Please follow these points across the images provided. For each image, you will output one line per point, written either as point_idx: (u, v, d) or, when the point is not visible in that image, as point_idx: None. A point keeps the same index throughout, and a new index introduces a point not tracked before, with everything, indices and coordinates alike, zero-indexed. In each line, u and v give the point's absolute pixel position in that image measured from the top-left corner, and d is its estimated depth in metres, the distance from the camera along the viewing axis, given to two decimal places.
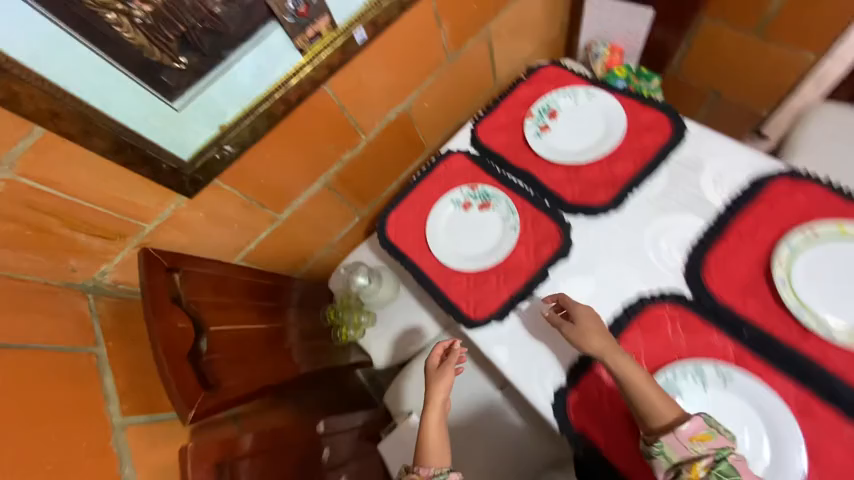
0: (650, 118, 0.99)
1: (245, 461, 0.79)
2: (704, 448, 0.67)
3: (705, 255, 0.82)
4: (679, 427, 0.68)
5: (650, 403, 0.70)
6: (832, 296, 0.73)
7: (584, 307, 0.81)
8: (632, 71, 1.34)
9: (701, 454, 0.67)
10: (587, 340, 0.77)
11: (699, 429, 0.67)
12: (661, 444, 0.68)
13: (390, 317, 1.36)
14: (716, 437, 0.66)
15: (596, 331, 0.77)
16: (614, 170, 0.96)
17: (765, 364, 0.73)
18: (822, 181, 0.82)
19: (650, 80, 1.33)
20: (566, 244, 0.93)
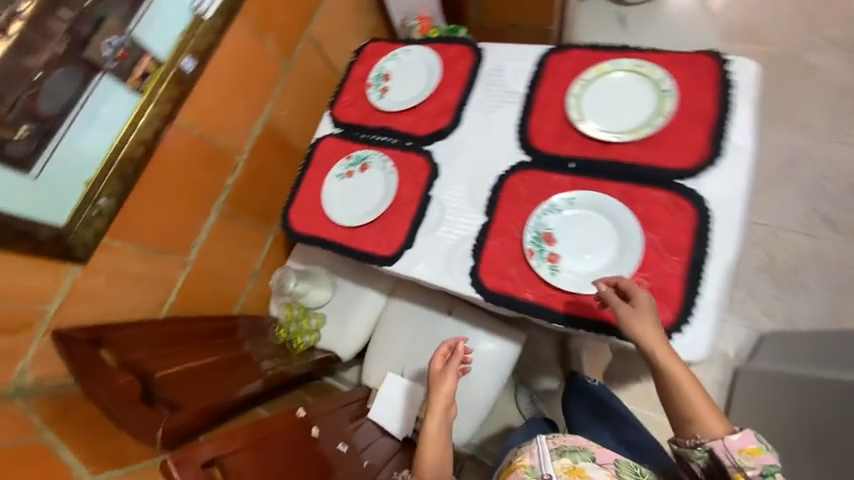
0: (455, 51, 1.22)
1: (231, 457, 0.83)
2: (753, 461, 0.74)
3: (527, 128, 1.06)
4: (729, 439, 0.76)
5: (694, 405, 0.79)
6: (612, 114, 0.97)
7: (645, 296, 0.81)
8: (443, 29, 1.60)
9: (747, 467, 0.74)
10: (638, 326, 0.80)
11: (743, 441, 0.75)
12: (706, 453, 0.78)
13: (337, 308, 1.44)
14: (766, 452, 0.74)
15: (651, 322, 0.80)
16: (446, 98, 1.17)
17: (593, 179, 0.95)
18: (578, 44, 1.08)
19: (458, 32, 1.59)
20: (434, 166, 1.11)
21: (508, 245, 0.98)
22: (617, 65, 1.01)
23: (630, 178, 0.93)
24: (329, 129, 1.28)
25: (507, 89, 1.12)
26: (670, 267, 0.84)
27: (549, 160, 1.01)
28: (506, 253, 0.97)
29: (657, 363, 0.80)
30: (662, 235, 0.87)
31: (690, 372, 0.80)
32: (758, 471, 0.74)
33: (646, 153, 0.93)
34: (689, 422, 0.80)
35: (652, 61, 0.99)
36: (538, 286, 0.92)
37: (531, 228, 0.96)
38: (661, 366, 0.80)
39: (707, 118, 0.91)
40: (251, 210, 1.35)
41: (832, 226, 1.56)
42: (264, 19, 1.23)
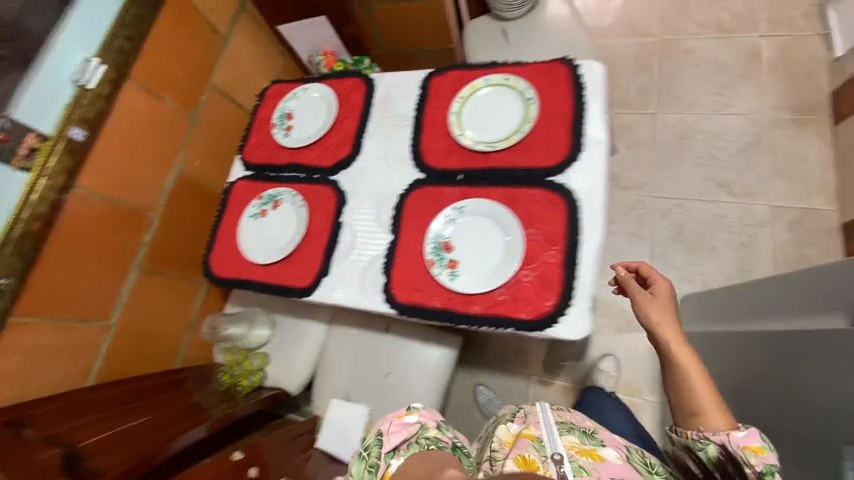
0: (349, 84, 1.29)
1: None
2: (755, 459, 0.78)
3: (419, 147, 1.13)
4: (737, 435, 0.81)
5: (700, 396, 0.86)
6: (486, 125, 1.07)
7: (664, 285, 0.97)
8: (347, 62, 1.69)
9: (751, 463, 0.78)
10: (652, 308, 0.94)
11: (753, 439, 0.79)
12: (707, 443, 0.83)
13: (280, 343, 1.45)
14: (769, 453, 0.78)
15: (667, 307, 0.94)
16: (345, 129, 1.24)
17: (478, 186, 1.03)
18: (453, 65, 1.19)
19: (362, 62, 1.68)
20: (340, 193, 1.16)
21: (411, 258, 1.02)
22: (487, 81, 1.11)
23: (509, 180, 1.01)
24: (240, 171, 1.32)
25: (398, 114, 1.20)
26: (550, 255, 0.92)
27: (441, 174, 1.08)
28: (409, 266, 1.02)
29: (666, 348, 0.91)
30: (541, 228, 0.95)
31: (700, 364, 0.89)
32: (760, 468, 0.77)
33: (520, 156, 1.03)
34: (692, 414, 0.86)
35: (516, 73, 1.10)
36: (441, 293, 0.97)
37: (430, 239, 1.01)
38: (669, 351, 0.90)
39: (566, 119, 1.02)
40: (174, 261, 1.37)
41: (728, 190, 1.71)
42: (158, 78, 1.27)
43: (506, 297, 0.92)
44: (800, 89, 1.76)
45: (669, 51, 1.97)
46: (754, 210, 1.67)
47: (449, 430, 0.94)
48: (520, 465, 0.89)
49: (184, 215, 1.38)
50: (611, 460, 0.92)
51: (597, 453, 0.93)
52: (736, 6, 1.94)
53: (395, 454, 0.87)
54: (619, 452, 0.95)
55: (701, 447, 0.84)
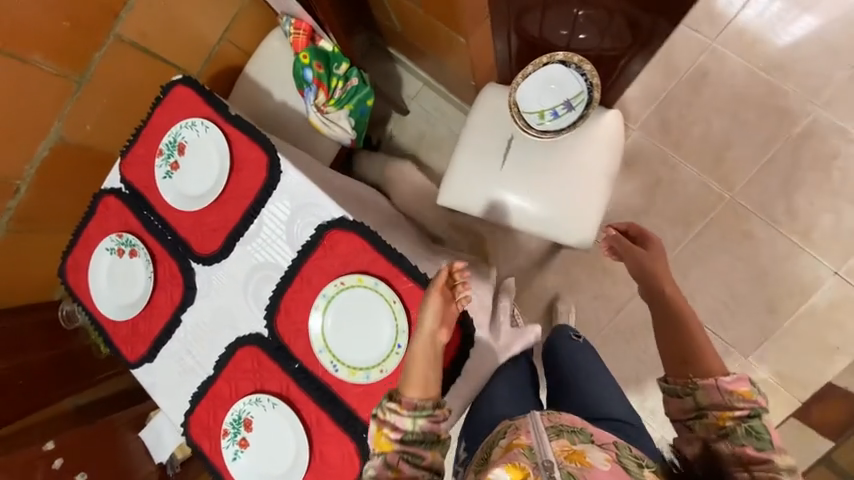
0: (252, 155, 1.00)
1: None
2: (742, 403, 0.76)
3: (276, 304, 0.96)
4: (725, 379, 0.78)
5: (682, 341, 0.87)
6: (343, 339, 0.90)
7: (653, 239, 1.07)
8: (320, 55, 1.25)
9: (736, 406, 0.76)
10: (643, 257, 1.04)
11: (742, 385, 0.77)
12: (696, 386, 0.80)
13: None
14: (757, 398, 0.76)
15: (657, 257, 1.03)
16: (226, 214, 1.02)
17: (301, 392, 0.94)
18: (362, 228, 0.91)
19: (338, 65, 1.28)
20: (190, 291, 1.04)
21: (215, 410, 1.01)
22: (373, 286, 0.88)
23: (330, 409, 0.91)
24: (118, 184, 1.13)
25: (281, 241, 0.98)
26: None
27: (281, 349, 0.96)
28: (211, 416, 1.01)
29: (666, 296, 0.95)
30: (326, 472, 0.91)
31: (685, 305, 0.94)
32: (746, 412, 0.76)
33: (352, 394, 0.90)
34: (681, 366, 0.85)
35: (408, 300, 0.87)
36: (220, 457, 1.00)
37: (238, 408, 0.97)
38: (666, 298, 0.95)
39: None
40: (47, 223, 1.27)
41: (641, 399, 1.60)
42: (28, 30, 0.97)
43: None
44: (805, 358, 1.45)
45: (728, 221, 1.52)
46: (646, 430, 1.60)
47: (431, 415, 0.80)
48: (509, 472, 0.73)
49: (62, 183, 1.23)
50: (599, 466, 0.73)
51: (586, 457, 0.75)
52: (847, 215, 1.43)
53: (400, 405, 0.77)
54: (607, 453, 0.78)
55: (689, 390, 0.81)
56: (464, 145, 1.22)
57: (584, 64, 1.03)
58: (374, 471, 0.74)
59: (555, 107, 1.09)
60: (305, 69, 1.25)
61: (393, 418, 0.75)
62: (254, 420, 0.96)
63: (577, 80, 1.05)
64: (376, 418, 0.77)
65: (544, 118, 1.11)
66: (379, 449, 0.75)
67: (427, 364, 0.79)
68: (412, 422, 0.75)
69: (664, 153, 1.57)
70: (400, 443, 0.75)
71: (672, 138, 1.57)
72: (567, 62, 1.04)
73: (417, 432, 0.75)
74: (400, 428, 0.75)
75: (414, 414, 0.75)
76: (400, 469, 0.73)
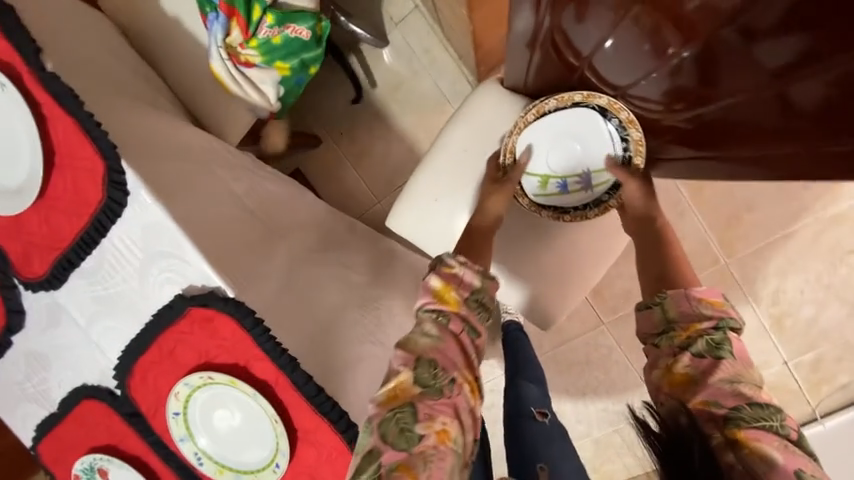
0: (84, 151, 0.63)
1: None
2: (711, 313, 0.58)
3: (128, 368, 0.72)
4: (696, 288, 0.61)
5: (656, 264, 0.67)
6: (210, 437, 0.70)
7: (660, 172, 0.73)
8: None
9: (705, 317, 0.58)
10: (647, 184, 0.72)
11: (713, 295, 0.59)
12: (665, 297, 0.62)
13: None
14: (727, 307, 0.59)
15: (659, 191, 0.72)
16: (49, 230, 0.68)
17: (162, 465, 0.77)
18: (242, 311, 0.64)
19: None
20: (16, 313, 0.76)
21: (66, 446, 0.84)
22: (251, 394, 0.65)
23: None
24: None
25: (133, 290, 0.69)
26: None
27: (135, 416, 0.75)
28: (61, 450, 0.85)
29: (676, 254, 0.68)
30: None
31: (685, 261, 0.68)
32: (714, 321, 0.57)
33: None
34: (658, 281, 0.65)
35: (295, 417, 0.66)
36: None
37: (91, 456, 0.81)
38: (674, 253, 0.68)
39: None
40: None
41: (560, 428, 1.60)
42: None
43: None
44: None
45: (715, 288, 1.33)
46: None
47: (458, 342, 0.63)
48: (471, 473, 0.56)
49: None
50: None
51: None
52: (832, 309, 1.30)
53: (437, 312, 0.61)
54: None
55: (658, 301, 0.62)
56: (433, 168, 0.86)
57: (633, 126, 0.70)
58: (430, 336, 0.59)
59: (568, 176, 0.76)
60: None
61: (464, 271, 0.63)
62: (110, 473, 0.81)
63: (613, 143, 0.73)
64: (440, 268, 0.63)
65: (548, 188, 0.78)
66: (439, 303, 0.61)
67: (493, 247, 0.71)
68: (483, 279, 0.64)
69: (679, 195, 1.30)
70: (469, 303, 0.62)
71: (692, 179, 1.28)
72: (608, 114, 0.71)
73: (484, 301, 0.63)
74: (472, 283, 0.63)
75: (484, 275, 0.64)
76: (461, 338, 0.60)
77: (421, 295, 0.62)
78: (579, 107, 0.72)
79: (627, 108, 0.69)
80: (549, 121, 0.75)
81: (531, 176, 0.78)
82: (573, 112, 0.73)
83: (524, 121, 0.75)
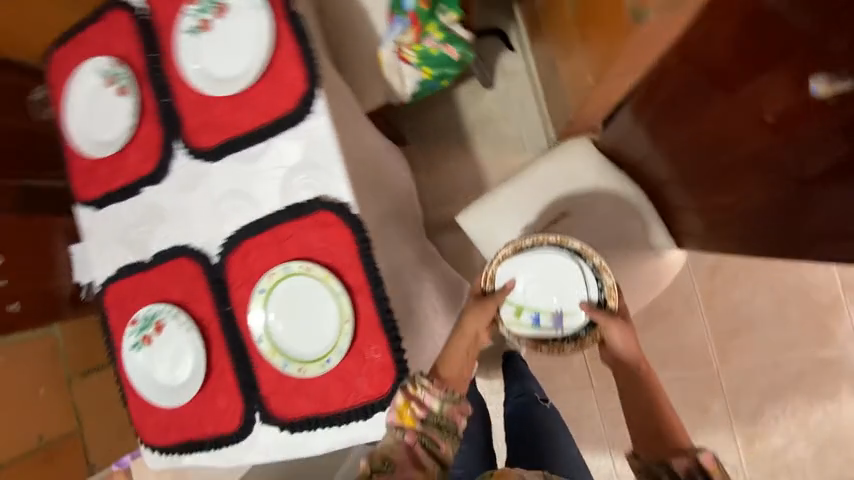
0: (290, 71, 0.82)
1: None
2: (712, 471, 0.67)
3: (239, 242, 0.88)
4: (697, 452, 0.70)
5: (644, 414, 0.77)
6: (281, 321, 0.83)
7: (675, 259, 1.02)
8: None
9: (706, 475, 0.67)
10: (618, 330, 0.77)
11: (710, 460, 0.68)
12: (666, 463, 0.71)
13: None
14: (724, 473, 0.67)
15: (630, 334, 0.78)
16: (231, 118, 0.86)
17: (219, 334, 0.89)
18: (358, 228, 0.81)
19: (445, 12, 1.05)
20: (160, 170, 0.92)
21: (135, 292, 0.97)
22: (337, 294, 0.80)
23: (236, 366, 0.88)
24: (138, 7, 0.94)
25: (274, 184, 0.86)
26: (189, 429, 0.92)
27: (219, 283, 0.89)
28: (129, 294, 0.98)
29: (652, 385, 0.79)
30: (208, 412, 0.91)
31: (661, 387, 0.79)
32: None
33: (263, 369, 0.86)
34: (652, 439, 0.74)
35: (361, 326, 0.80)
36: (120, 334, 0.98)
37: (158, 307, 0.94)
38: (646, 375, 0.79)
39: (326, 404, 0.83)
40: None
41: None
42: None
43: (139, 402, 0.96)
44: None
45: (700, 389, 1.45)
46: None
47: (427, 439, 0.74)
48: None
49: None
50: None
51: None
52: (799, 448, 1.41)
53: (402, 419, 0.73)
54: None
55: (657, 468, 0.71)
56: (517, 187, 1.05)
57: (605, 272, 0.79)
58: (393, 450, 0.71)
59: (541, 312, 0.81)
60: None
61: (423, 395, 0.75)
62: (163, 328, 0.93)
63: (587, 285, 0.80)
64: (405, 390, 0.75)
65: (521, 317, 0.82)
66: (399, 421, 0.73)
67: (461, 363, 0.80)
68: (440, 407, 0.75)
69: (693, 295, 1.46)
70: (422, 423, 0.73)
71: (708, 286, 1.46)
72: (582, 256, 0.81)
73: (442, 418, 0.75)
74: (428, 407, 0.74)
75: (445, 398, 0.75)
76: (421, 451, 0.72)
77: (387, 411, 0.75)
78: (556, 247, 0.82)
79: (598, 255, 0.80)
80: (528, 256, 0.82)
81: (509, 304, 0.82)
82: (552, 250, 0.82)
83: (504, 254, 0.83)
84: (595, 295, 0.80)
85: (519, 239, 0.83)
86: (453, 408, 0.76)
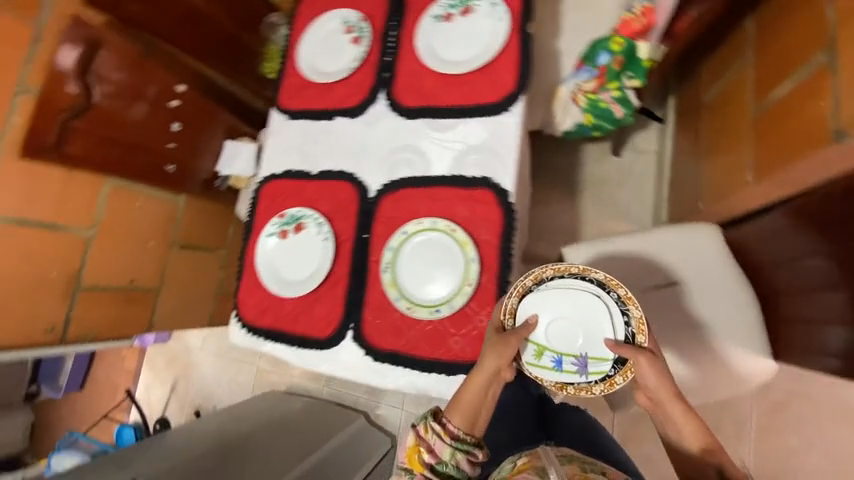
0: (504, 74, 0.97)
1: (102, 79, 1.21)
2: None
3: (399, 188, 1.02)
4: None
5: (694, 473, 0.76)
6: (413, 262, 0.97)
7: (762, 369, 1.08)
8: (627, 54, 1.16)
9: None
10: (651, 378, 0.75)
11: None
12: None
13: None
14: None
15: (664, 380, 0.74)
16: (437, 91, 1.02)
17: (348, 254, 1.03)
18: (509, 215, 0.93)
19: (629, 78, 1.20)
20: (358, 110, 1.09)
21: (290, 193, 1.13)
22: (470, 259, 0.93)
23: (349, 285, 1.01)
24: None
25: (449, 155, 1.01)
26: (285, 321, 1.05)
27: (367, 214, 1.04)
28: (283, 193, 1.14)
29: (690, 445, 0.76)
30: (307, 313, 1.03)
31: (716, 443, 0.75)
32: None
33: (375, 296, 0.98)
34: None
35: (479, 293, 0.92)
36: (261, 222, 1.13)
37: (306, 212, 1.09)
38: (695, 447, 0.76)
39: (416, 347, 0.94)
40: None
41: None
42: None
43: (252, 282, 1.10)
44: None
45: None
46: None
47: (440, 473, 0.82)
48: None
49: None
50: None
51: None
52: None
53: (413, 460, 0.81)
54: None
55: None
56: (637, 242, 1.18)
57: (631, 304, 0.77)
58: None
59: (562, 354, 0.79)
60: (603, 53, 1.15)
61: (433, 441, 0.80)
62: (303, 230, 1.08)
63: (614, 314, 0.78)
64: (417, 430, 0.82)
65: (541, 359, 0.80)
66: (409, 464, 0.81)
67: (475, 404, 0.81)
68: (449, 454, 0.80)
69: (745, 423, 1.40)
70: (431, 470, 0.80)
71: (765, 427, 1.37)
72: (608, 286, 0.79)
73: (451, 465, 0.81)
74: (437, 454, 0.80)
75: (455, 446, 0.80)
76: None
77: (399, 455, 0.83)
78: (578, 278, 0.81)
79: (622, 286, 0.78)
80: (548, 290, 0.81)
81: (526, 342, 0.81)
82: (576, 282, 0.81)
83: (524, 286, 0.81)
84: (623, 333, 0.77)
85: (539, 270, 0.81)
86: (465, 452, 0.80)
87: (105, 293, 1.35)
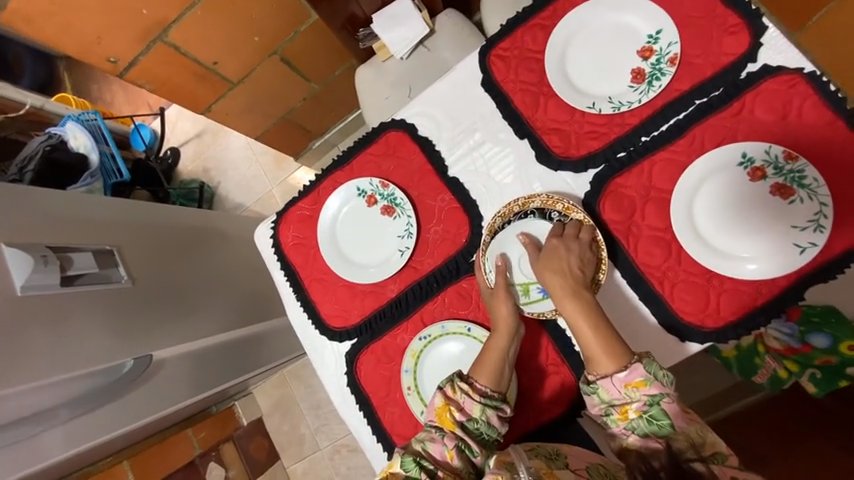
0: (725, 303, 0.72)
1: None
2: (636, 394, 0.68)
3: None
4: (620, 374, 0.69)
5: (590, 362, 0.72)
6: (443, 363, 0.84)
7: None
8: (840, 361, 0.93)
9: (633, 399, 0.69)
10: (539, 266, 0.77)
11: (636, 377, 0.68)
12: (597, 385, 0.71)
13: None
14: (651, 385, 0.68)
15: (548, 266, 0.75)
16: (642, 240, 0.76)
17: (407, 282, 0.89)
18: (564, 416, 0.79)
19: (811, 376, 0.97)
20: (555, 163, 0.81)
21: (410, 166, 0.90)
22: None
23: (383, 311, 0.89)
24: (752, 62, 0.73)
25: None
26: (308, 274, 0.95)
27: (454, 268, 0.86)
28: (404, 159, 0.91)
29: (575, 332, 0.73)
30: (330, 290, 0.93)
31: (614, 336, 0.71)
32: (643, 401, 0.68)
33: (394, 342, 0.88)
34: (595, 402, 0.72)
35: None
36: (362, 166, 0.93)
37: (407, 205, 0.88)
38: (579, 340, 0.72)
39: (384, 412, 0.87)
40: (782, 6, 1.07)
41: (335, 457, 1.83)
42: None
43: (309, 212, 0.96)
44: None
45: None
46: (303, 446, 1.86)
47: (461, 441, 0.73)
48: None
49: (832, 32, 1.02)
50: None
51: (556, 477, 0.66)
52: None
53: (439, 426, 0.74)
54: None
55: (590, 389, 0.72)
56: None
57: (573, 212, 0.78)
58: (429, 449, 0.72)
59: None
60: (823, 337, 0.91)
61: (463, 400, 0.74)
62: (388, 218, 0.90)
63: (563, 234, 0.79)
64: (444, 391, 0.76)
65: (531, 294, 0.81)
66: (438, 423, 0.74)
67: (499, 359, 0.75)
68: (479, 411, 0.74)
69: None
70: (462, 428, 0.73)
71: None
72: (547, 210, 0.80)
73: (482, 422, 0.74)
74: (468, 413, 0.74)
75: (485, 403, 0.74)
76: (458, 455, 0.72)
77: (427, 412, 0.77)
78: (519, 216, 0.82)
79: (558, 200, 0.79)
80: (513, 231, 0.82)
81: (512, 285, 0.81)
82: (522, 222, 0.82)
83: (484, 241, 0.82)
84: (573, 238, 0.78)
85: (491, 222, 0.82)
86: (497, 407, 0.75)
87: (182, 62, 1.17)
